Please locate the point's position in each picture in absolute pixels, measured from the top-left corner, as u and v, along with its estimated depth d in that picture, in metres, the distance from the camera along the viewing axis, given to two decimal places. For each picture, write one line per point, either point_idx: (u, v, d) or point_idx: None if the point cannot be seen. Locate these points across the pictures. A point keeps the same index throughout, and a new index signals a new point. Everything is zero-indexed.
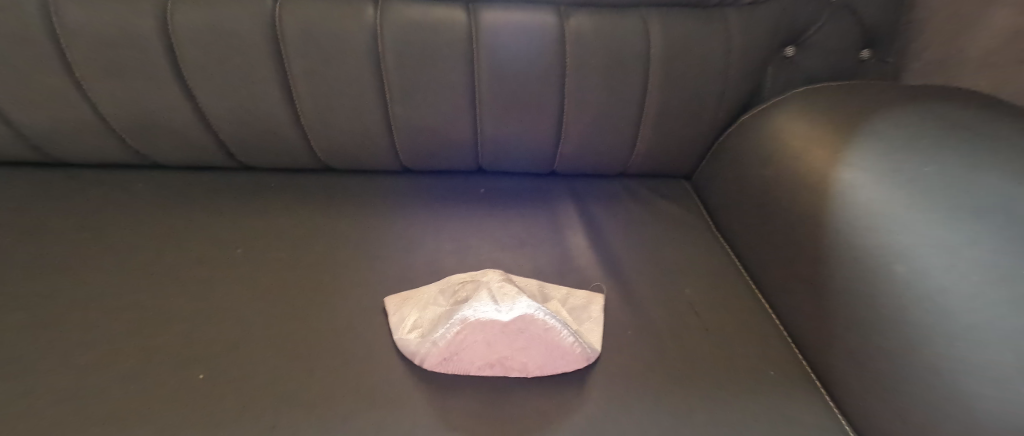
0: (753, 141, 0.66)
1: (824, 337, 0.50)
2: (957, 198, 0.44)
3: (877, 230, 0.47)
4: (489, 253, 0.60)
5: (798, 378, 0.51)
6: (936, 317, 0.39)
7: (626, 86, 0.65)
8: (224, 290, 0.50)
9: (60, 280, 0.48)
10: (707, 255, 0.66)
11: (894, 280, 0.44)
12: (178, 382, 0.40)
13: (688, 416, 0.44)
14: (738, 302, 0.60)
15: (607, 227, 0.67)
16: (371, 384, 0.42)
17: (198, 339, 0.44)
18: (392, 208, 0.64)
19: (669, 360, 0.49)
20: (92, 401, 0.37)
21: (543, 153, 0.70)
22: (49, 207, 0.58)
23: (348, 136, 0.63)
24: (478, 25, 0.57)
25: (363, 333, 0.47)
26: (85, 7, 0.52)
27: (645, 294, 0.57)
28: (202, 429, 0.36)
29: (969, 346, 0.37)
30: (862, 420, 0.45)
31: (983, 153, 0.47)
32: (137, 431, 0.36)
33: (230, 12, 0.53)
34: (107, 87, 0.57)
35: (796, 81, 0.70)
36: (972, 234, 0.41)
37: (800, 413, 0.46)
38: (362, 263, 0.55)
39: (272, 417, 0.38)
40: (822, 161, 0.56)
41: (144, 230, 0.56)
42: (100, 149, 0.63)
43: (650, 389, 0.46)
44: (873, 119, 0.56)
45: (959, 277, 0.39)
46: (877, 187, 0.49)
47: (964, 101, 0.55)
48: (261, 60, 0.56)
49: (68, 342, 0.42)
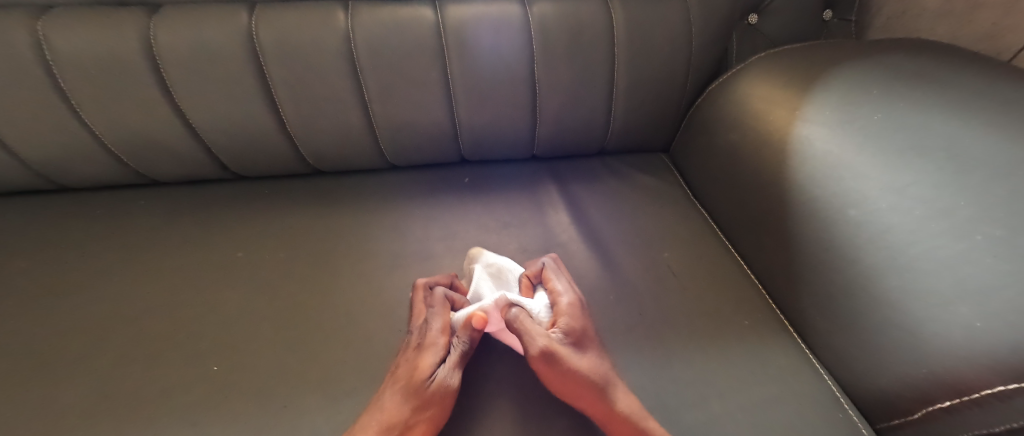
0: (721, 106, 0.69)
1: (792, 288, 0.53)
2: (906, 140, 0.46)
3: (833, 180, 0.49)
4: (475, 236, 0.64)
5: (773, 330, 0.54)
6: (888, 253, 0.43)
7: (595, 66, 0.67)
8: (231, 290, 0.56)
9: (91, 292, 0.54)
10: (686, 222, 0.68)
11: (849, 225, 0.46)
12: (194, 375, 0.47)
13: (667, 364, 0.49)
14: (717, 262, 0.62)
15: (588, 203, 0.71)
16: (375, 364, 0.49)
17: (208, 337, 0.50)
18: (384, 204, 0.70)
19: (647, 318, 0.54)
20: (122, 397, 0.44)
21: (521, 137, 0.74)
22: (62, 232, 0.62)
23: (333, 138, 0.68)
24: (446, 22, 0.61)
25: (364, 319, 0.53)
26: (73, 40, 0.54)
27: (625, 261, 0.61)
28: (224, 413, 0.44)
29: (916, 276, 0.40)
30: (831, 357, 0.49)
31: (932, 99, 0.49)
32: (169, 417, 0.43)
33: (208, 30, 0.56)
34: (100, 113, 0.60)
35: (760, 46, 0.73)
36: (916, 172, 0.44)
37: (773, 359, 0.50)
38: (359, 255, 0.61)
39: (285, 398, 0.45)
40: (784, 120, 0.58)
41: (160, 242, 0.62)
42: (101, 172, 0.66)
43: (631, 345, 0.51)
44: (832, 73, 0.58)
45: (905, 213, 0.42)
46: (832, 139, 0.51)
47: (915, 51, 0.58)
48: (244, 73, 0.59)
49: (98, 348, 0.48)
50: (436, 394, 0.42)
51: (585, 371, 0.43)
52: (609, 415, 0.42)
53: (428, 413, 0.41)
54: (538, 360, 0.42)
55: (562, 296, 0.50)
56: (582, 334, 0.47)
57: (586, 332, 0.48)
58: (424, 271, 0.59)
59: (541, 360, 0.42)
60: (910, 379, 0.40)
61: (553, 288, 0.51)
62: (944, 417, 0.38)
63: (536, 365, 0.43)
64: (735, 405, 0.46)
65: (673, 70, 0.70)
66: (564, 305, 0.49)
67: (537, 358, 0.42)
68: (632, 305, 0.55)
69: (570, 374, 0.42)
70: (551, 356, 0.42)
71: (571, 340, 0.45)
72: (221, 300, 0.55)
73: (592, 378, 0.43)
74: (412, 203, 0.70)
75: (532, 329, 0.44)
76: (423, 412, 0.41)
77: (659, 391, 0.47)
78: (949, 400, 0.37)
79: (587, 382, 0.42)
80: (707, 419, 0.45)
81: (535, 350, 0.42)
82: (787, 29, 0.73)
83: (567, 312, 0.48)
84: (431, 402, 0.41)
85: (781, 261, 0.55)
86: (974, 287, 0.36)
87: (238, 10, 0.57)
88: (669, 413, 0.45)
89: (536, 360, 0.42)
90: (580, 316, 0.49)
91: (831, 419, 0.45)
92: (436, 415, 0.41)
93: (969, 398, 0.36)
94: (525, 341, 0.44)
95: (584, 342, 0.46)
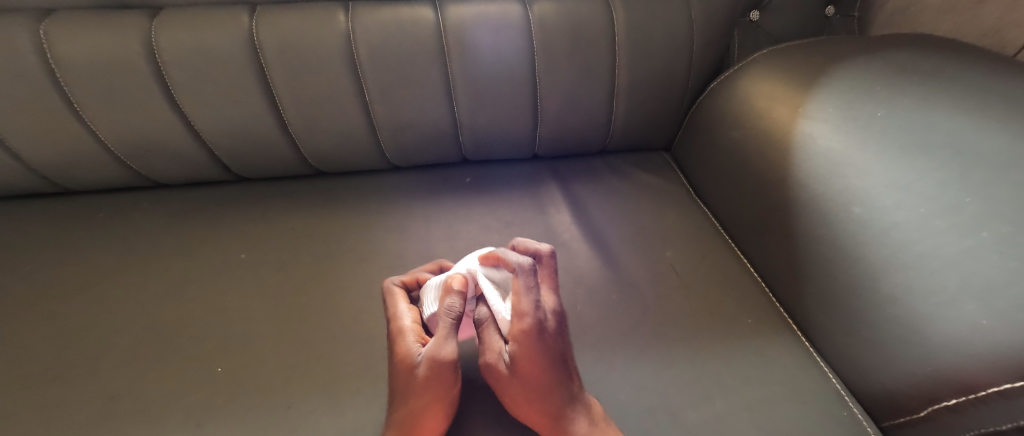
0: (722, 103, 0.68)
1: (795, 286, 0.53)
2: (910, 136, 0.46)
3: (836, 177, 0.49)
4: (477, 236, 0.64)
5: (776, 328, 0.54)
6: (892, 250, 0.42)
7: (596, 65, 0.67)
8: (235, 291, 0.56)
9: (96, 294, 0.55)
10: (688, 220, 0.68)
11: (852, 222, 0.46)
12: (198, 377, 0.47)
13: (670, 363, 0.49)
14: (720, 260, 0.62)
15: (590, 202, 0.71)
16: (379, 364, 0.49)
17: (212, 338, 0.51)
18: (386, 204, 0.70)
19: (650, 317, 0.54)
20: (127, 398, 0.45)
21: (522, 137, 0.73)
22: (67, 234, 0.62)
23: (334, 139, 0.68)
24: (447, 22, 0.61)
25: (366, 320, 0.53)
26: (75, 43, 0.54)
27: (627, 259, 0.61)
28: (228, 413, 0.44)
29: (920, 273, 0.40)
30: (835, 355, 0.49)
31: (935, 95, 0.49)
32: (175, 418, 0.43)
33: (210, 32, 0.56)
34: (103, 116, 0.60)
35: (763, 44, 0.73)
36: (920, 169, 0.43)
37: (776, 357, 0.50)
38: (361, 255, 0.61)
39: (289, 399, 0.45)
40: (786, 117, 0.57)
41: (164, 244, 0.62)
42: (105, 175, 0.67)
43: (633, 344, 0.51)
44: (835, 69, 0.58)
45: (909, 210, 0.42)
46: (834, 135, 0.51)
47: (919, 46, 0.57)
48: (246, 75, 0.60)
49: (103, 350, 0.49)
50: (428, 376, 0.40)
51: (532, 398, 0.40)
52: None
53: (426, 396, 0.40)
54: (487, 374, 0.42)
55: (523, 308, 0.42)
56: (535, 360, 0.40)
57: (546, 354, 0.41)
58: None
59: (490, 375, 0.42)
60: (915, 377, 0.40)
61: (518, 296, 0.43)
62: (950, 415, 0.37)
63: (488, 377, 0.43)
64: (739, 403, 0.46)
65: (674, 67, 0.70)
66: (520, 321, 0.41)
67: (486, 373, 0.42)
68: (634, 304, 0.55)
69: (517, 396, 0.41)
70: (496, 378, 0.42)
71: (521, 365, 0.40)
72: (225, 302, 0.55)
73: (539, 407, 0.40)
74: (414, 203, 0.70)
75: (488, 341, 0.43)
76: (422, 395, 0.40)
77: (662, 390, 0.47)
78: (955, 398, 0.37)
79: (534, 408, 0.41)
80: (710, 417, 0.45)
81: (485, 365, 0.42)
82: (789, 26, 0.72)
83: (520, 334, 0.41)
84: (425, 384, 0.40)
85: (784, 258, 0.54)
86: (980, 285, 0.36)
87: (239, 12, 0.57)
88: (673, 412, 0.45)
89: (486, 374, 0.42)
90: (537, 339, 0.41)
91: (836, 418, 0.45)
92: (437, 393, 0.40)
93: (975, 396, 0.35)
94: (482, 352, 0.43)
95: (540, 367, 0.41)
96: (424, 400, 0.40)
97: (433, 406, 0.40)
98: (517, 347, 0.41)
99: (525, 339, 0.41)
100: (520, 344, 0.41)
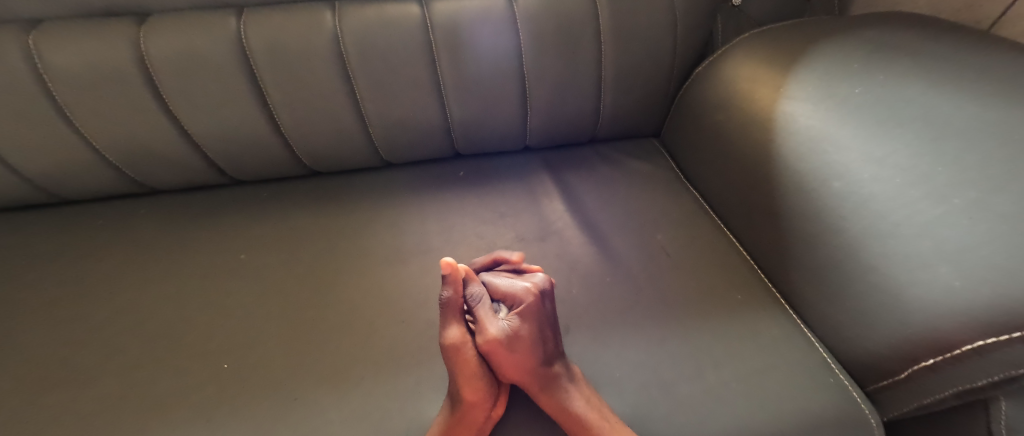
0: (706, 87, 0.69)
1: (781, 260, 0.55)
2: (889, 111, 0.47)
3: (818, 154, 0.51)
4: (472, 227, 0.66)
5: (765, 301, 0.55)
6: (871, 220, 0.44)
7: (582, 54, 0.68)
8: (236, 291, 0.57)
9: (97, 301, 0.55)
10: (678, 203, 0.69)
11: (833, 196, 0.48)
12: (206, 373, 0.48)
13: (664, 341, 0.51)
14: (711, 241, 0.63)
15: (582, 190, 0.72)
16: (381, 354, 0.50)
17: (217, 335, 0.52)
18: (381, 201, 0.71)
19: (643, 298, 0.55)
20: (135, 397, 0.46)
21: (512, 129, 0.75)
22: (66, 244, 0.63)
23: (327, 138, 0.69)
24: (432, 16, 0.62)
25: (367, 314, 0.54)
26: (64, 52, 0.55)
27: (619, 244, 0.62)
28: (236, 408, 0.45)
29: (897, 241, 0.42)
30: (820, 324, 0.50)
31: (910, 70, 0.50)
32: (185, 414, 0.45)
33: (197, 36, 0.57)
34: (97, 125, 0.61)
35: (745, 28, 0.74)
36: (894, 143, 0.45)
37: (766, 328, 0.52)
38: (359, 252, 0.62)
39: (295, 391, 0.47)
40: (768, 98, 0.59)
41: (163, 249, 0.63)
42: (102, 184, 0.67)
43: (627, 323, 0.52)
44: (814, 49, 0.59)
45: (886, 181, 0.44)
46: (814, 114, 0.53)
47: (898, 24, 0.59)
48: (235, 77, 0.60)
49: (109, 352, 0.50)
50: (467, 380, 0.41)
51: (550, 378, 0.42)
52: (567, 422, 0.41)
53: (469, 393, 0.40)
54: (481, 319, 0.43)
55: (518, 282, 0.47)
56: (542, 321, 0.44)
57: (547, 321, 0.45)
58: (423, 264, 0.61)
59: (494, 344, 0.41)
60: (895, 342, 0.42)
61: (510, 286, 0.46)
62: (929, 375, 0.39)
63: (491, 354, 0.42)
64: (730, 375, 0.48)
65: (659, 54, 0.71)
66: (533, 287, 0.46)
67: (494, 348, 0.42)
68: (627, 286, 0.57)
69: (529, 370, 0.42)
70: (507, 348, 0.42)
71: (526, 336, 0.43)
72: (226, 302, 0.56)
73: (542, 372, 0.42)
74: (408, 198, 0.71)
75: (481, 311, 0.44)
76: (464, 392, 0.41)
77: (657, 366, 0.48)
78: (932, 358, 0.39)
79: (536, 375, 0.42)
80: (703, 390, 0.46)
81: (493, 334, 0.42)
82: (771, 7, 0.74)
83: (528, 296, 0.45)
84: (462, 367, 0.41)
85: (769, 236, 0.56)
86: (953, 248, 0.38)
87: (226, 16, 0.58)
88: (668, 387, 0.47)
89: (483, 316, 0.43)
90: (543, 301, 0.46)
91: (822, 385, 0.47)
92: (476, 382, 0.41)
93: (951, 355, 0.37)
94: (485, 321, 0.43)
95: (542, 328, 0.44)
96: (466, 382, 0.41)
97: (479, 407, 0.41)
98: (519, 309, 0.44)
99: (529, 303, 0.44)
100: (532, 313, 0.44)
